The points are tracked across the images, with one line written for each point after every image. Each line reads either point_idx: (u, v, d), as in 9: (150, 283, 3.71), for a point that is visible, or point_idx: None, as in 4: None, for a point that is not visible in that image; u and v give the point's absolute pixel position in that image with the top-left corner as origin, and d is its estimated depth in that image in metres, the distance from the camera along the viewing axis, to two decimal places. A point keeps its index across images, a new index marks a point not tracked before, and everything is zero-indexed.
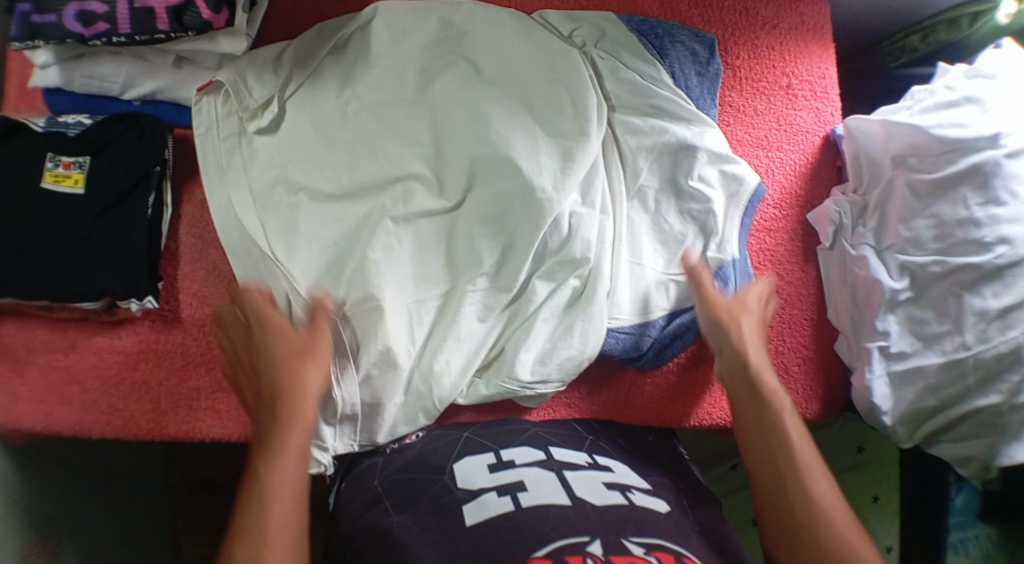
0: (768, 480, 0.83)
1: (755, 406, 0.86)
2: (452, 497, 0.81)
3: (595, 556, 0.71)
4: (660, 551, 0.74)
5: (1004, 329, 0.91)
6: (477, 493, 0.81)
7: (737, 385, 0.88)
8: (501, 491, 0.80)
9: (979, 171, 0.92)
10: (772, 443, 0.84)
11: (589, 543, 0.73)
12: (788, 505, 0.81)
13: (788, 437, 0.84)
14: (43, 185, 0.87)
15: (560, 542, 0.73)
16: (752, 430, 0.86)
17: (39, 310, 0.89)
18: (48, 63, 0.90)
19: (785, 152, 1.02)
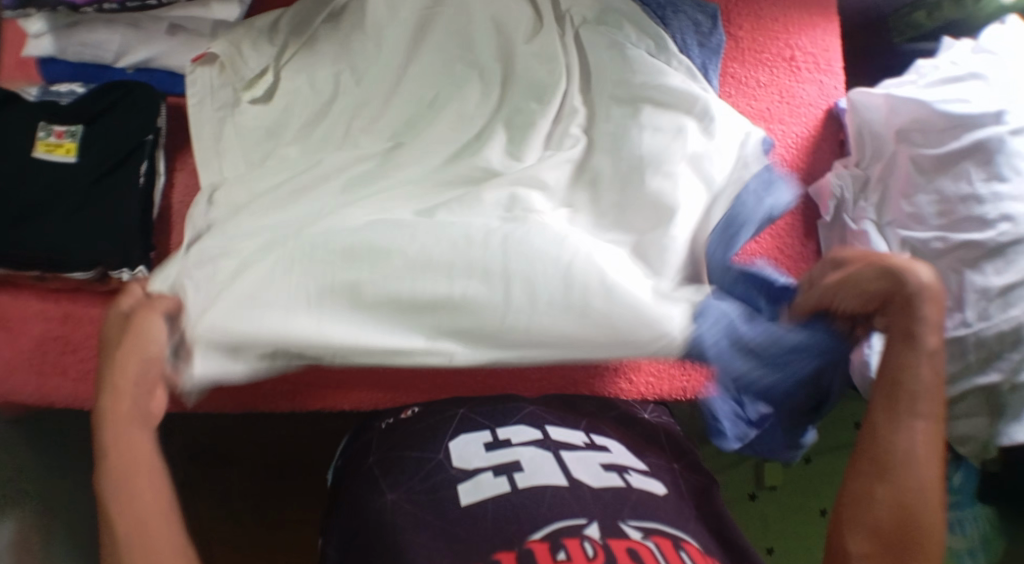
0: (875, 510, 0.75)
1: (887, 406, 0.78)
2: (446, 475, 0.79)
3: (593, 541, 0.71)
4: (659, 537, 0.73)
5: (1006, 307, 0.90)
6: (474, 472, 0.79)
7: (874, 417, 0.79)
8: (498, 471, 0.78)
9: (983, 148, 0.91)
10: (911, 508, 0.75)
11: (588, 526, 0.73)
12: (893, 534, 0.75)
13: (875, 483, 0.76)
14: (35, 154, 0.86)
15: (557, 526, 0.73)
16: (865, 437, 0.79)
17: (30, 281, 0.88)
18: (41, 32, 0.89)
19: (788, 124, 1.00)
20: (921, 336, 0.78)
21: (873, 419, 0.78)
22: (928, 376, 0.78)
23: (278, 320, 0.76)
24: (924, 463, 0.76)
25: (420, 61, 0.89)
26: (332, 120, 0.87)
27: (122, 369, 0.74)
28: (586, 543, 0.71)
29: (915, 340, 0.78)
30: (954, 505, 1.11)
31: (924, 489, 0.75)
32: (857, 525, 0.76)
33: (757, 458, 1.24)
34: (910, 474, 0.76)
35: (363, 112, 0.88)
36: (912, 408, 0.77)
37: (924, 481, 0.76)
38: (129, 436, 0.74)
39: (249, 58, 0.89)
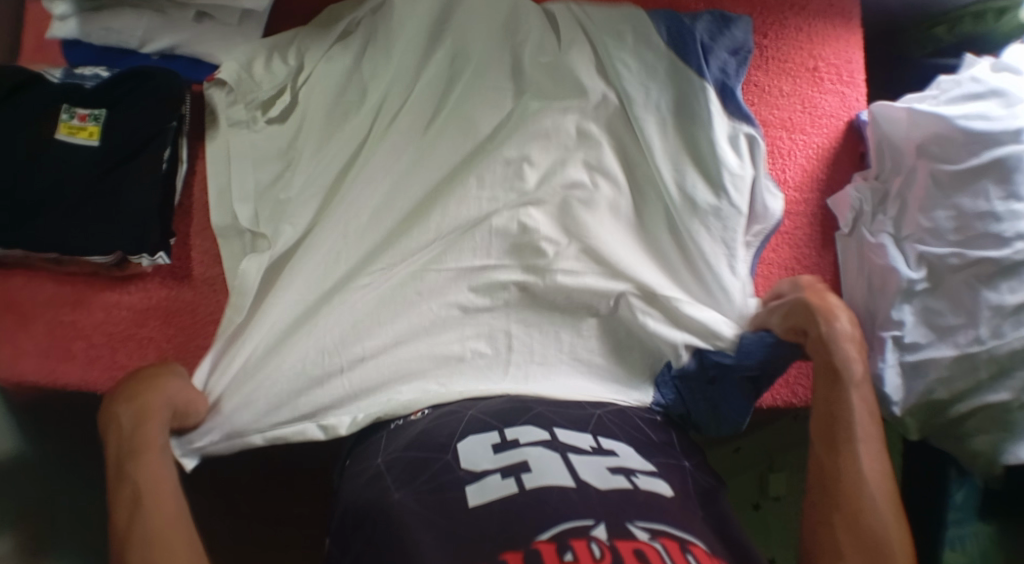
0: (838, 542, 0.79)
1: (832, 478, 0.82)
2: (453, 478, 0.78)
3: (600, 543, 0.70)
4: (665, 538, 0.72)
5: (1019, 325, 0.91)
6: (481, 474, 0.78)
7: (813, 498, 0.83)
8: (506, 472, 0.77)
9: (1001, 165, 0.91)
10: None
11: (594, 527, 0.71)
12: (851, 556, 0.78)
13: (838, 553, 0.79)
14: (57, 136, 0.86)
15: (563, 525, 0.71)
16: (812, 518, 0.82)
17: (46, 263, 0.89)
18: (67, 14, 0.89)
19: (810, 135, 1.01)
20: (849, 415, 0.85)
21: (825, 495, 0.82)
22: (866, 442, 0.83)
23: (314, 312, 0.88)
24: (886, 520, 0.80)
25: (431, 68, 0.92)
26: (349, 137, 0.90)
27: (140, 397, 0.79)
28: (593, 545, 0.70)
29: (845, 418, 0.84)
30: (955, 521, 1.12)
31: (892, 544, 0.78)
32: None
33: (761, 469, 1.24)
34: (877, 530, 0.79)
35: (382, 128, 0.90)
36: (856, 472, 0.82)
37: (891, 539, 0.79)
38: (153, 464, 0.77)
39: (270, 64, 0.91)
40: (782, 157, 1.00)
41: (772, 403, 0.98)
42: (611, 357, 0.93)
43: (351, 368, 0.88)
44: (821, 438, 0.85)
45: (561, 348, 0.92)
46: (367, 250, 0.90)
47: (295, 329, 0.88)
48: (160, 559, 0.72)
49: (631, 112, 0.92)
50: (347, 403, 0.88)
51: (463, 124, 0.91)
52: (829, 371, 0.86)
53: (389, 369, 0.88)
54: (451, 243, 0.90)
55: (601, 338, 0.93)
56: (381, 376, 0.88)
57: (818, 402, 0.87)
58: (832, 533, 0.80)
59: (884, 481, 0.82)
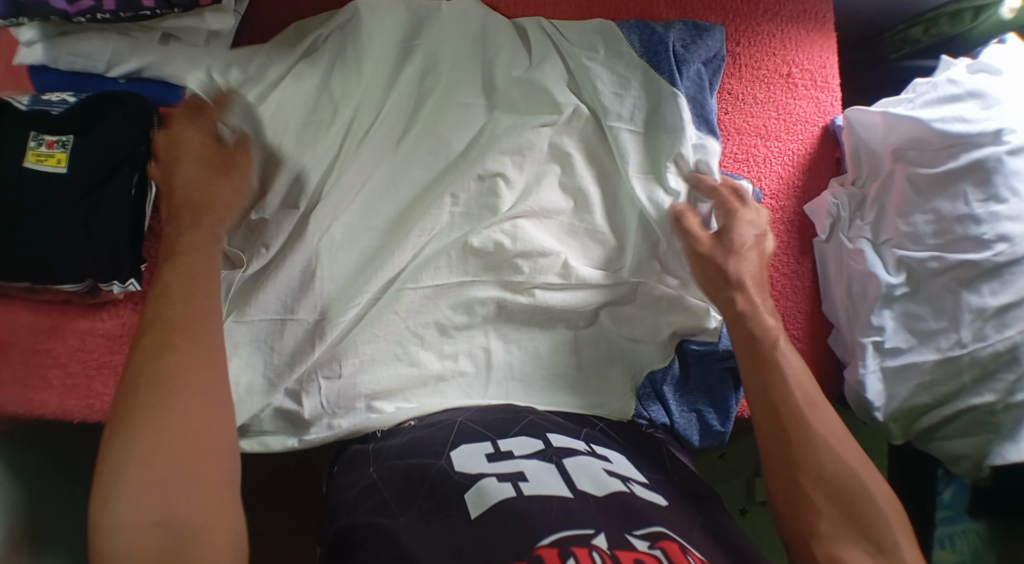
0: (810, 499, 0.79)
1: (786, 442, 0.81)
2: (450, 485, 0.77)
3: (602, 551, 0.69)
4: (666, 542, 0.72)
5: (1001, 327, 0.90)
6: (476, 478, 0.77)
7: (771, 466, 0.82)
8: (503, 478, 0.77)
9: (980, 167, 0.90)
10: (867, 521, 0.77)
11: (595, 536, 0.71)
12: (828, 509, 0.78)
13: (818, 512, 0.78)
14: (25, 164, 0.85)
15: (564, 532, 0.71)
16: (778, 486, 0.81)
17: (21, 291, 0.88)
18: (33, 40, 0.88)
19: (784, 142, 1.00)
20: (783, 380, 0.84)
21: (783, 461, 0.81)
22: (808, 399, 0.83)
23: (305, 331, 0.87)
24: (852, 466, 0.80)
25: (402, 80, 0.90)
26: (316, 157, 0.87)
27: (198, 256, 0.79)
28: (595, 553, 0.69)
29: (779, 384, 0.84)
30: (944, 520, 1.10)
31: (863, 485, 0.79)
32: (822, 554, 0.77)
33: (748, 473, 1.24)
34: (846, 479, 0.79)
35: (353, 151, 0.88)
36: (807, 431, 0.81)
37: (863, 483, 0.79)
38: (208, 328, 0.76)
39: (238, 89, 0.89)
40: (758, 165, 1.00)
41: None
42: (595, 370, 0.93)
43: (330, 390, 0.88)
44: (759, 408, 0.84)
45: (541, 364, 0.91)
46: (345, 269, 0.88)
47: (281, 357, 0.87)
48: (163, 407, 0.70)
49: (605, 124, 0.91)
50: (326, 425, 0.88)
51: (438, 143, 0.90)
52: (747, 343, 0.86)
53: (368, 390, 0.88)
54: (428, 263, 0.89)
55: (582, 352, 0.93)
56: (359, 396, 0.88)
57: (745, 376, 0.86)
58: (799, 491, 0.79)
59: (838, 432, 0.82)
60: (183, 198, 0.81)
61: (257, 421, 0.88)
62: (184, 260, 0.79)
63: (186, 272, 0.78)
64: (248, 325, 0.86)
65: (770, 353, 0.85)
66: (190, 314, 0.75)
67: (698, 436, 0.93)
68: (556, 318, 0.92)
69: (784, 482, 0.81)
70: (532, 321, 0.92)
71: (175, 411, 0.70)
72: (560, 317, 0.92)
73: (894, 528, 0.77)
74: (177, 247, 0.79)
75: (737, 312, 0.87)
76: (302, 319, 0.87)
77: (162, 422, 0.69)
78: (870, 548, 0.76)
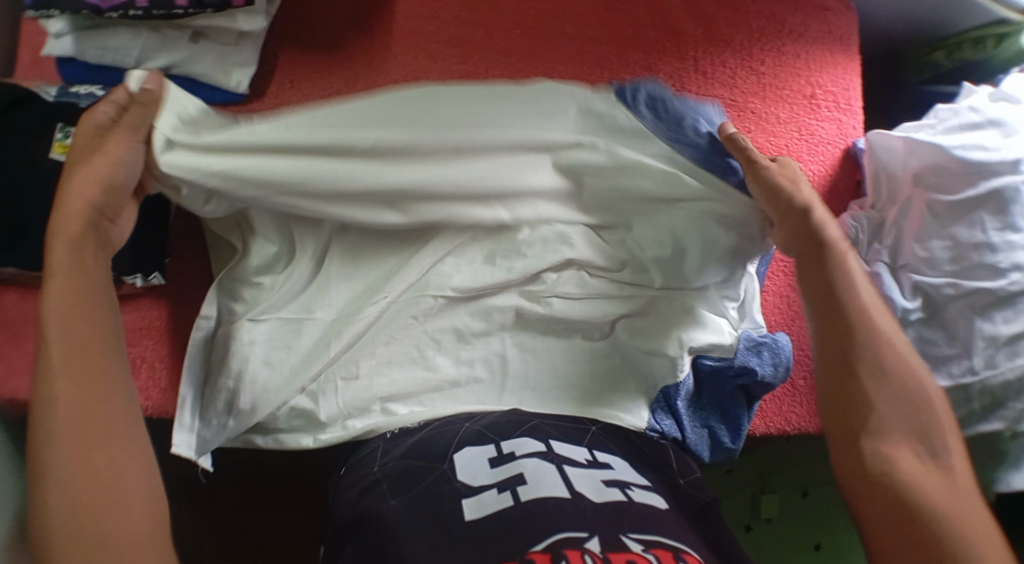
0: (869, 399, 0.77)
1: (847, 337, 0.80)
2: (448, 488, 0.77)
3: (593, 554, 0.68)
4: (659, 549, 0.70)
5: (1012, 356, 0.91)
6: (477, 489, 0.77)
7: (826, 359, 0.80)
8: (502, 487, 0.76)
9: (997, 197, 0.91)
10: (923, 427, 0.76)
11: (588, 540, 0.70)
12: (886, 412, 0.76)
13: (872, 407, 0.77)
14: (51, 155, 0.85)
15: (558, 536, 0.70)
16: (830, 380, 0.79)
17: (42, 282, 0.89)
18: (62, 32, 0.88)
19: (806, 162, 1.00)
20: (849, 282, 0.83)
21: (841, 353, 0.80)
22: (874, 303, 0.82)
23: (323, 331, 0.87)
24: (912, 368, 0.79)
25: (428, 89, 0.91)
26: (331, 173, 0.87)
27: (91, 268, 0.74)
28: (587, 556, 0.68)
29: (844, 284, 0.82)
30: None
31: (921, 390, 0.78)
32: (870, 452, 0.75)
33: (753, 489, 1.25)
34: (904, 379, 0.78)
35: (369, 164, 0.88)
36: (871, 329, 0.80)
37: (922, 385, 0.78)
38: (94, 360, 0.70)
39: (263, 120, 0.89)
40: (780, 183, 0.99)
41: (766, 429, 0.99)
42: (609, 381, 0.93)
43: (346, 392, 0.88)
44: (822, 306, 0.82)
45: (556, 372, 0.92)
46: (365, 273, 0.89)
47: (285, 369, 0.86)
48: (88, 449, 0.67)
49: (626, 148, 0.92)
50: (341, 425, 0.88)
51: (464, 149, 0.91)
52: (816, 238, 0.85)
53: (383, 392, 0.88)
54: (443, 268, 0.89)
55: (595, 364, 0.93)
56: (375, 399, 0.88)
57: (806, 276, 0.84)
58: (858, 391, 0.77)
59: (899, 334, 0.81)
60: (74, 211, 0.75)
61: (272, 420, 0.87)
62: (60, 281, 0.72)
63: (73, 288, 0.72)
64: (263, 327, 0.86)
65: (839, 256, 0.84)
66: (97, 337, 0.71)
67: (708, 453, 0.94)
68: (574, 330, 0.93)
69: (841, 380, 0.79)
70: (548, 330, 0.92)
71: (111, 452, 0.67)
72: (582, 328, 0.92)
73: (948, 435, 0.76)
74: (66, 266, 0.73)
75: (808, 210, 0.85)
76: (312, 318, 0.87)
77: (106, 459, 0.67)
78: (921, 451, 0.75)
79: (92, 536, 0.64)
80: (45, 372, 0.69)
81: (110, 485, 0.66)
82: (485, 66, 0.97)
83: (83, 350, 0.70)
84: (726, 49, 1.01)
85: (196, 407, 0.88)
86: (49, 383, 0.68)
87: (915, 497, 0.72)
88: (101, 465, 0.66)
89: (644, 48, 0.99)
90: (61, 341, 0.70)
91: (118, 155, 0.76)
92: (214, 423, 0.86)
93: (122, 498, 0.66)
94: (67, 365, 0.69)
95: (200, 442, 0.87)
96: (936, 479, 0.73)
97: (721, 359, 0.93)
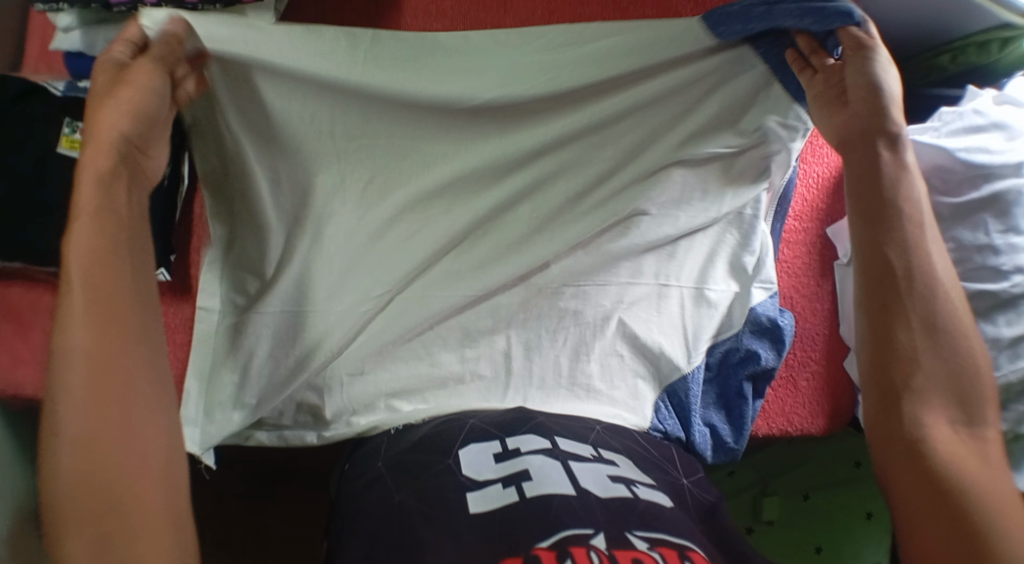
0: (918, 354, 0.75)
1: (905, 277, 0.77)
2: (454, 481, 0.77)
3: (599, 551, 0.68)
4: (664, 547, 0.70)
5: (1015, 357, 0.90)
6: (483, 483, 0.77)
7: (874, 310, 0.77)
8: (507, 482, 0.76)
9: (1001, 200, 0.92)
10: (964, 392, 0.75)
11: (594, 536, 0.70)
12: (930, 370, 0.75)
13: (916, 364, 0.75)
14: (58, 149, 0.86)
15: (564, 533, 0.70)
16: (875, 328, 0.77)
17: (46, 275, 0.89)
18: (70, 25, 0.88)
19: (810, 165, 1.04)
20: (913, 215, 0.79)
21: (888, 307, 0.77)
22: (931, 246, 0.79)
23: (328, 325, 0.86)
24: (961, 333, 0.77)
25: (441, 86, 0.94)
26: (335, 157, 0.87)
27: (119, 214, 0.72)
28: (592, 553, 0.68)
29: (908, 216, 0.79)
30: None
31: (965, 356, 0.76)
32: (907, 414, 0.74)
33: (755, 491, 1.26)
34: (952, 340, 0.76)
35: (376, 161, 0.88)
36: (918, 276, 0.77)
37: (967, 347, 0.77)
38: (117, 303, 0.69)
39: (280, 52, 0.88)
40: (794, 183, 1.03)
41: (768, 430, 0.99)
42: (616, 382, 0.93)
43: (351, 391, 0.88)
44: (878, 249, 0.78)
45: (560, 372, 0.92)
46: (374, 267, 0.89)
47: (297, 365, 0.86)
48: (106, 400, 0.66)
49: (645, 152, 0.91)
50: (345, 423, 0.88)
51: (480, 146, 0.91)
52: (879, 154, 0.80)
53: (388, 389, 0.89)
54: (451, 272, 0.90)
55: (602, 364, 0.92)
56: (379, 396, 0.89)
57: (859, 231, 0.80)
58: (908, 345, 0.76)
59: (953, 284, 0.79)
60: (102, 139, 0.73)
61: (275, 415, 0.88)
62: (86, 219, 0.71)
63: (93, 233, 0.70)
64: (266, 320, 0.87)
65: (901, 189, 0.80)
66: (127, 290, 0.70)
67: (712, 452, 0.95)
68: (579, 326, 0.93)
69: (896, 326, 0.76)
70: (552, 325, 0.92)
71: (133, 407, 0.67)
72: (589, 324, 0.93)
73: (987, 405, 0.75)
74: (93, 204, 0.71)
75: (872, 110, 0.80)
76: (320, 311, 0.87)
77: (127, 414, 0.66)
78: (957, 418, 0.74)
79: (103, 490, 0.64)
80: (64, 313, 0.68)
81: (123, 445, 0.65)
82: None
83: (106, 298, 0.69)
84: None
85: (200, 401, 0.86)
86: (67, 328, 0.67)
87: (948, 464, 0.71)
88: (115, 421, 0.66)
89: None
90: (86, 283, 0.69)
91: (145, 85, 0.75)
92: (217, 418, 0.86)
93: (139, 457, 0.66)
94: (88, 310, 0.68)
95: (204, 437, 0.86)
96: (971, 451, 0.73)
97: (734, 346, 0.96)
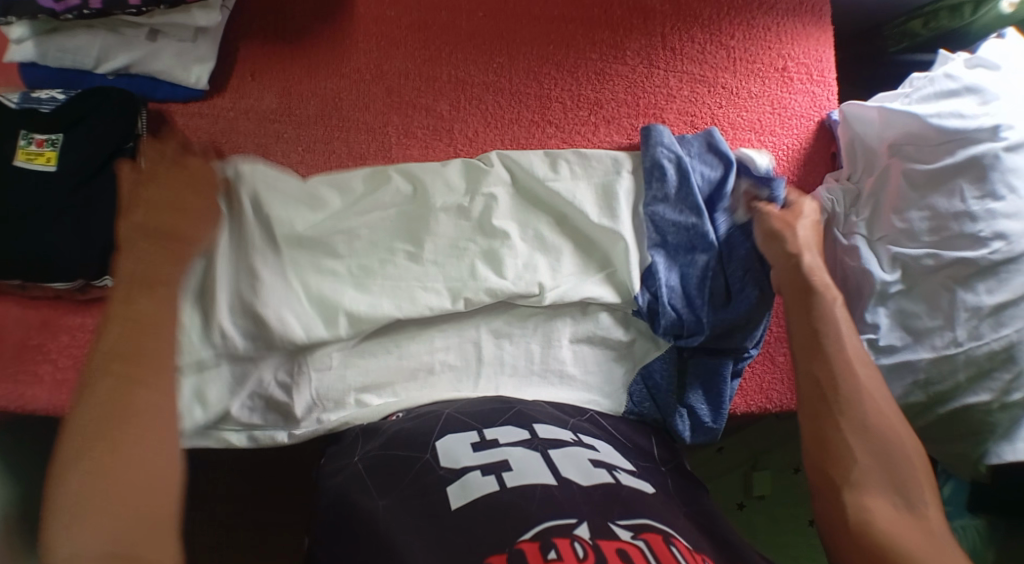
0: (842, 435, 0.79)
1: (832, 394, 0.80)
2: (434, 478, 0.76)
3: (584, 543, 0.68)
4: (648, 534, 0.70)
5: (997, 326, 0.88)
6: (461, 472, 0.76)
7: (805, 351, 0.83)
8: (486, 470, 0.76)
9: (977, 164, 0.89)
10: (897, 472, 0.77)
11: (578, 527, 0.69)
12: (863, 460, 0.78)
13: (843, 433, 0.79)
14: (16, 162, 0.86)
15: (548, 524, 0.69)
16: (805, 382, 0.82)
17: (11, 287, 0.89)
18: (23, 37, 0.89)
19: (779, 136, 0.99)
20: (837, 330, 0.83)
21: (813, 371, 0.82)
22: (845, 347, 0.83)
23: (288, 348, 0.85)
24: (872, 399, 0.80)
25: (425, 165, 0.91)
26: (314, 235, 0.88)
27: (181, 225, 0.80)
28: (576, 544, 0.67)
29: (830, 332, 0.83)
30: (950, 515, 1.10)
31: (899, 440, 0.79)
32: (849, 502, 0.76)
33: (745, 467, 1.25)
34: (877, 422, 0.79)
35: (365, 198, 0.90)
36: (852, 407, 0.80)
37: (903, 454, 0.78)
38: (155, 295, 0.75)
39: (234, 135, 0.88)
40: (765, 136, 0.99)
41: (747, 407, 0.97)
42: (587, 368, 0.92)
43: (319, 383, 0.87)
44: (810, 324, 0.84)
45: (532, 361, 0.91)
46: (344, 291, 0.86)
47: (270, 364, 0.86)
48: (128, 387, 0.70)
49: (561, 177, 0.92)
50: (316, 420, 0.87)
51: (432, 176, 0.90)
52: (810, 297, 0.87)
53: (357, 383, 0.88)
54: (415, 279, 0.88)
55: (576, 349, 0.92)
56: (349, 391, 0.88)
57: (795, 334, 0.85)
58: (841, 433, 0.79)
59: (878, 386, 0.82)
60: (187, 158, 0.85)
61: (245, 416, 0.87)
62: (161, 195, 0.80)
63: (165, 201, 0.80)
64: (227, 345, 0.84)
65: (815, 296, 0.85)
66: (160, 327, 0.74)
67: (690, 433, 0.92)
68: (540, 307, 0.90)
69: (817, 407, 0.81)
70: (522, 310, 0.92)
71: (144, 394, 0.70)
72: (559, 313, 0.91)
73: (926, 484, 0.77)
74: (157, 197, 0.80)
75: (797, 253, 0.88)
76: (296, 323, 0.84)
77: (139, 398, 0.70)
78: (897, 500, 0.76)
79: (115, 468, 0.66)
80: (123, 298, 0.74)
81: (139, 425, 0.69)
82: (449, 50, 0.96)
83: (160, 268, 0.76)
84: (694, 24, 0.99)
85: None
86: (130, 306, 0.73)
87: (890, 538, 0.73)
88: (135, 410, 0.69)
89: (610, 26, 0.98)
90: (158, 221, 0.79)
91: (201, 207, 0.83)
92: None
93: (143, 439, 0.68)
94: (148, 299, 0.74)
95: None
96: (914, 529, 0.74)
97: None
